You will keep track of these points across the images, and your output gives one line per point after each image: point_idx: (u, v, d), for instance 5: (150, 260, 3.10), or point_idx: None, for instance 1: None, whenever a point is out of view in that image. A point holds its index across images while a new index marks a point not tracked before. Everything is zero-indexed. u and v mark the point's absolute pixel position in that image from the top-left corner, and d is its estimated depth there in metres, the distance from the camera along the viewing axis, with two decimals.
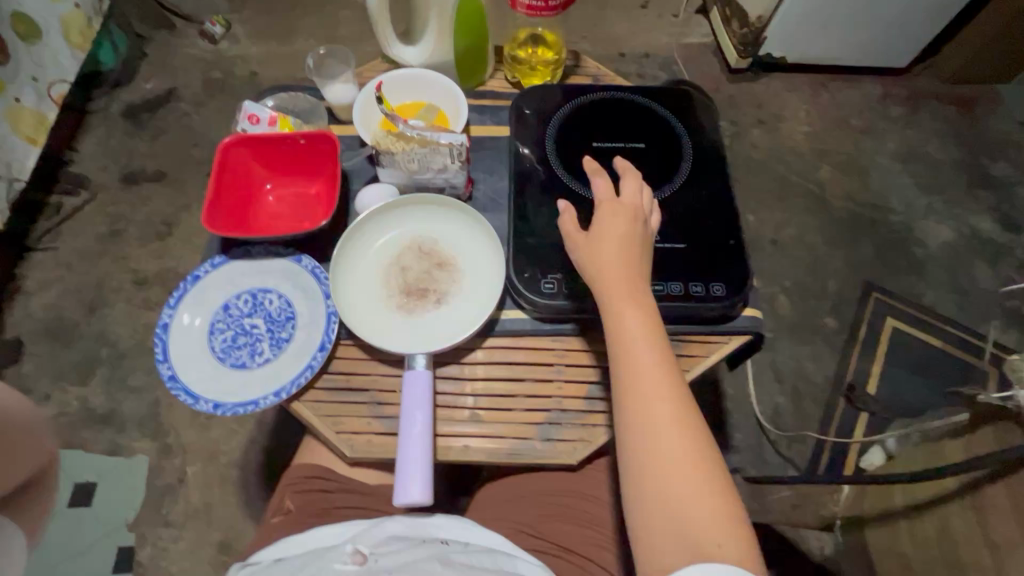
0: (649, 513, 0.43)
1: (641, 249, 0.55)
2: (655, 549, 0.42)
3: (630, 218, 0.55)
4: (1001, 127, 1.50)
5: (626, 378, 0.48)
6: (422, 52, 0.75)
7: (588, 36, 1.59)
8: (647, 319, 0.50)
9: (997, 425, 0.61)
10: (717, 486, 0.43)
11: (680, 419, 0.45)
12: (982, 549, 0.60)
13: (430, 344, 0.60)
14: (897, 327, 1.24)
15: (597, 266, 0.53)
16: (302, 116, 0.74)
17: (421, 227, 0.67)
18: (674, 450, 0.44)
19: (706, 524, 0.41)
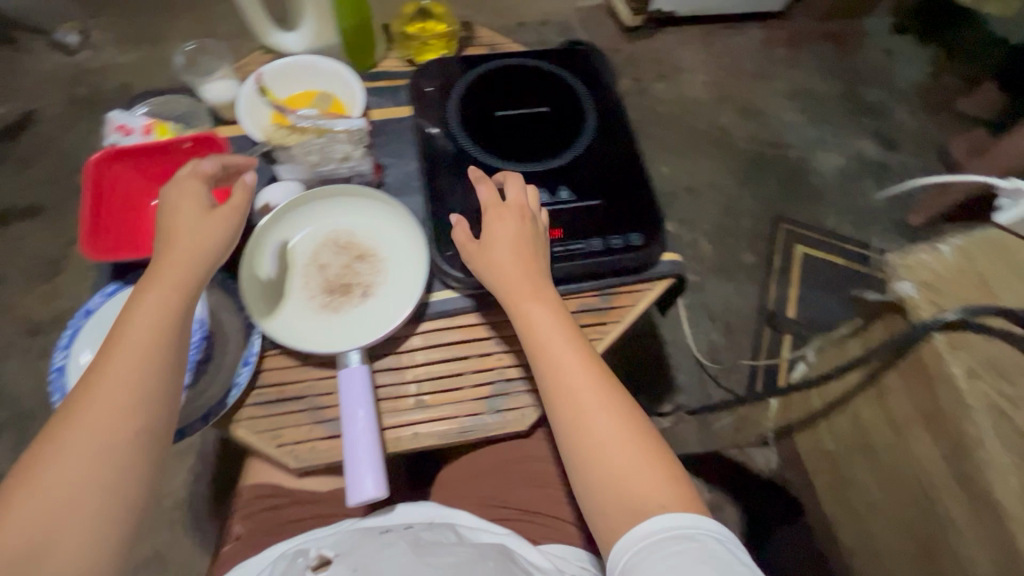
0: (598, 495, 0.45)
1: (534, 248, 0.56)
2: (609, 520, 0.44)
3: (518, 218, 0.56)
4: (872, 57, 1.63)
5: (546, 374, 0.50)
6: (304, 38, 0.71)
7: (484, 9, 1.57)
8: (551, 313, 0.52)
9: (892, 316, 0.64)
10: (651, 446, 0.46)
11: (604, 398, 0.47)
12: (886, 429, 0.66)
13: (361, 337, 0.58)
14: (806, 252, 1.34)
15: (498, 276, 0.54)
16: (183, 121, 0.68)
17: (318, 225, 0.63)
18: (605, 426, 0.46)
19: (647, 487, 0.44)
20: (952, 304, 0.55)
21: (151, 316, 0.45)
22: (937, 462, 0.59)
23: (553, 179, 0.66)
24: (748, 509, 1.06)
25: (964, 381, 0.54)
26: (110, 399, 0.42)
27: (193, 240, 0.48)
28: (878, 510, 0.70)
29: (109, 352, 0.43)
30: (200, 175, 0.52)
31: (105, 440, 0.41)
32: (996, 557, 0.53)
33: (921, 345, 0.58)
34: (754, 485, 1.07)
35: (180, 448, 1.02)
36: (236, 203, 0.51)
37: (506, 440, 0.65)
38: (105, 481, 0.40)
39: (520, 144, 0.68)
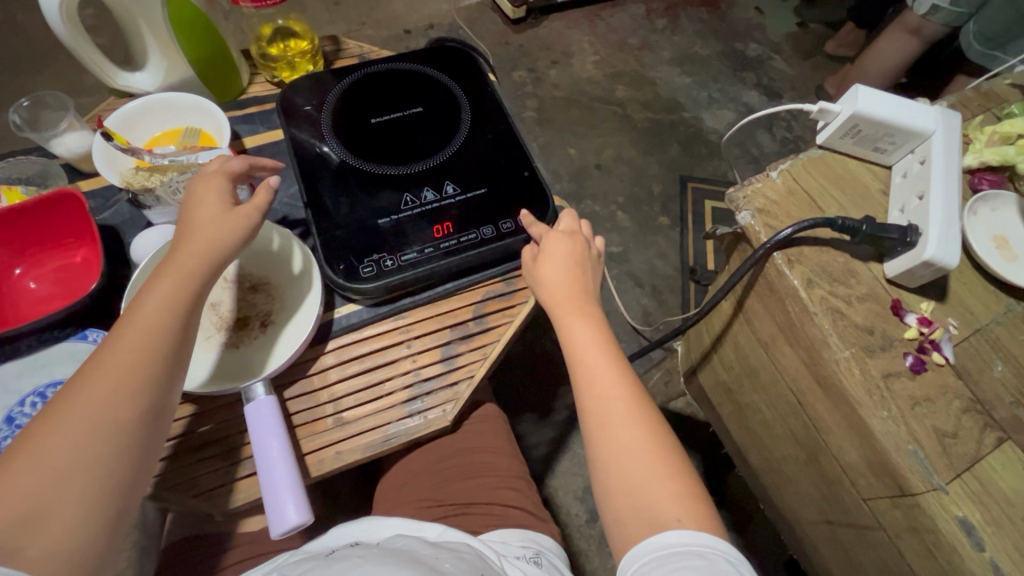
0: (615, 504, 0.47)
1: (585, 269, 0.60)
2: (623, 526, 0.46)
3: (572, 240, 0.62)
4: (744, 15, 1.73)
5: (583, 380, 0.53)
6: (154, 75, 0.68)
7: (368, 22, 1.56)
8: (595, 328, 0.55)
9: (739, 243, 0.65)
10: (671, 460, 0.48)
11: (633, 412, 0.50)
12: (757, 349, 0.69)
13: (265, 367, 0.57)
14: (714, 206, 1.42)
15: (548, 291, 0.59)
16: (35, 181, 0.64)
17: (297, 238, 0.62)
18: (631, 439, 0.49)
19: (667, 501, 0.46)
20: (785, 223, 0.58)
21: (161, 304, 0.45)
22: (799, 368, 0.61)
23: (437, 174, 0.67)
24: (700, 456, 1.11)
25: (805, 290, 0.55)
26: (118, 379, 0.42)
27: (207, 236, 0.48)
28: (767, 425, 0.74)
29: (120, 330, 0.44)
30: (225, 173, 0.52)
31: (109, 418, 0.41)
32: (858, 444, 0.56)
33: (765, 265, 0.59)
34: (702, 433, 1.13)
35: None
36: (255, 205, 0.51)
37: (434, 440, 0.66)
38: (106, 458, 0.41)
39: (400, 146, 0.68)
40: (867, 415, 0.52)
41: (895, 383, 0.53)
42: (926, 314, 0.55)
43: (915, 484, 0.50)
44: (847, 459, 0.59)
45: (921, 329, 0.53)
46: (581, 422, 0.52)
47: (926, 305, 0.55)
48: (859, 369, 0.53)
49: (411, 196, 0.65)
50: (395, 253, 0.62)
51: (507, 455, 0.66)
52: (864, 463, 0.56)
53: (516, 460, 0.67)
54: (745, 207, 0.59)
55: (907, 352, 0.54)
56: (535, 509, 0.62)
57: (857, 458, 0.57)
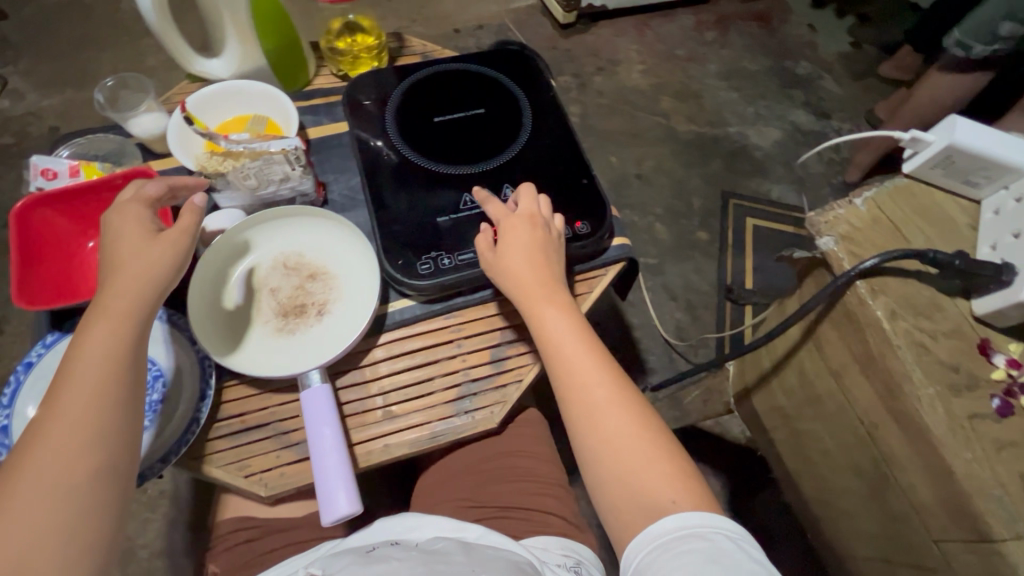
0: (611, 493, 0.47)
1: (552, 251, 0.59)
2: (621, 514, 0.47)
3: (532, 226, 0.59)
4: (796, 32, 1.70)
5: (562, 374, 0.52)
6: (230, 63, 0.69)
7: (417, 19, 1.58)
8: (567, 316, 0.55)
9: (815, 271, 0.65)
10: (661, 445, 0.49)
11: (615, 400, 0.50)
12: (829, 378, 0.68)
13: (320, 356, 0.57)
14: (756, 224, 1.40)
15: (515, 281, 0.57)
16: (111, 159, 0.66)
17: (265, 243, 0.62)
18: (619, 427, 0.49)
19: (659, 485, 0.46)
20: (868, 251, 0.57)
21: (98, 348, 0.44)
22: (873, 400, 0.60)
23: (497, 177, 0.67)
24: (729, 477, 1.09)
25: (888, 322, 0.55)
26: (63, 430, 0.42)
27: (140, 270, 0.47)
28: (825, 455, 0.73)
29: (60, 385, 0.43)
30: (142, 200, 0.51)
31: (61, 483, 0.41)
32: (933, 481, 0.55)
33: (845, 293, 0.59)
34: (731, 453, 1.11)
35: (152, 498, 0.99)
36: (181, 228, 0.50)
37: (478, 440, 0.66)
38: (67, 524, 0.40)
39: (460, 146, 0.68)
40: (947, 453, 0.51)
41: (980, 425, 0.51)
42: (1015, 356, 0.53)
43: (995, 530, 0.49)
44: (917, 497, 0.59)
45: (1009, 371, 0.52)
46: (564, 417, 0.52)
47: (1015, 346, 0.53)
48: (943, 408, 0.52)
49: (471, 197, 0.65)
50: (453, 252, 0.62)
51: (549, 462, 0.66)
52: (938, 501, 0.55)
53: (558, 467, 0.67)
54: (825, 232, 0.59)
55: (994, 394, 0.52)
56: (577, 519, 0.61)
57: (931, 497, 0.56)
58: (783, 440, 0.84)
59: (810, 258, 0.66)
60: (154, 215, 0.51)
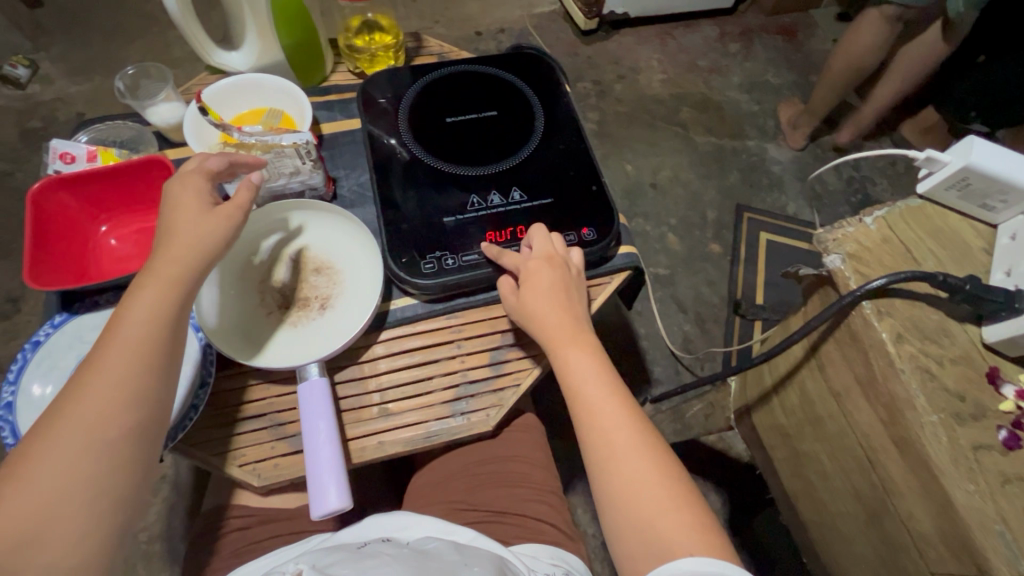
0: (626, 537, 0.46)
1: (575, 291, 0.60)
2: (635, 559, 0.45)
3: (552, 266, 0.59)
4: (822, 46, 1.68)
5: (587, 416, 0.52)
6: (248, 56, 0.70)
7: (440, 20, 1.59)
8: (590, 357, 0.55)
9: (821, 289, 0.64)
10: (679, 489, 0.47)
11: (636, 441, 0.49)
12: (830, 401, 0.66)
13: (319, 349, 0.58)
14: (770, 239, 1.38)
15: (540, 326, 0.57)
16: (128, 146, 0.68)
17: (281, 231, 0.63)
18: (638, 467, 0.48)
19: (674, 534, 0.44)
20: (879, 272, 0.56)
21: (149, 311, 0.46)
22: (875, 425, 0.59)
23: (505, 180, 0.67)
24: (729, 494, 1.08)
25: (893, 345, 0.53)
26: (107, 387, 0.43)
27: (194, 242, 0.48)
28: (829, 478, 0.71)
29: (108, 342, 0.44)
30: (203, 172, 0.52)
31: (99, 435, 0.42)
32: (932, 511, 0.53)
33: (850, 312, 0.57)
34: (732, 470, 1.10)
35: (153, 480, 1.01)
36: (238, 204, 0.51)
37: (473, 443, 0.66)
38: (95, 480, 0.41)
39: (471, 147, 0.68)
40: (950, 485, 0.49)
41: (985, 457, 0.50)
42: None
43: (997, 567, 0.47)
44: (917, 528, 0.57)
45: (1019, 403, 0.50)
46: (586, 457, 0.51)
47: None
48: (947, 437, 0.50)
49: (478, 198, 0.65)
50: (456, 253, 0.62)
51: (543, 468, 0.66)
52: (938, 534, 0.54)
53: (552, 474, 0.66)
54: (835, 250, 0.58)
55: (1001, 426, 0.51)
56: (568, 529, 0.61)
57: (931, 529, 0.55)
58: (781, 460, 0.82)
59: (815, 277, 0.65)
60: (211, 188, 0.53)
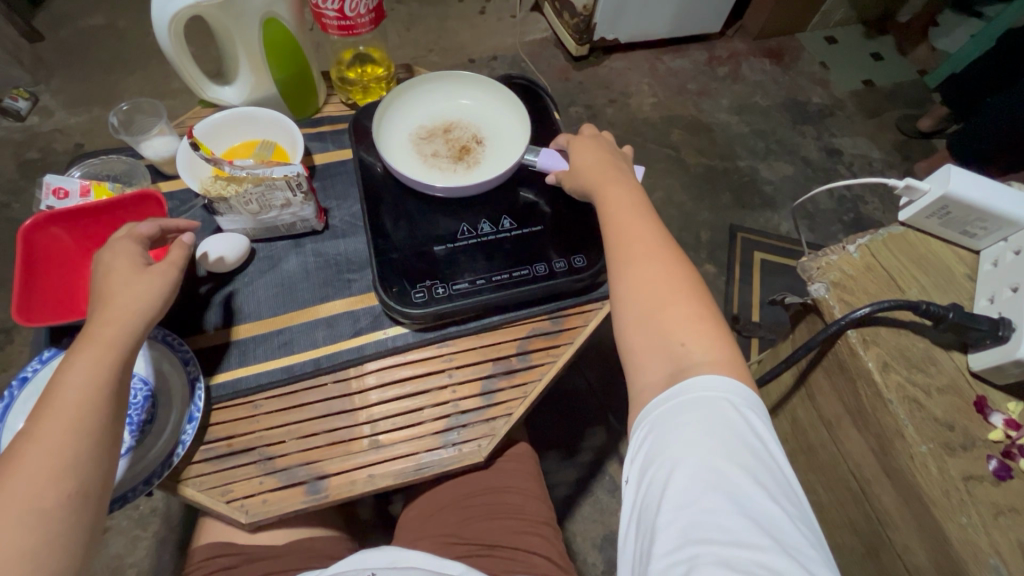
0: (634, 329, 0.49)
1: (614, 157, 0.62)
2: (639, 355, 0.48)
3: (596, 143, 0.64)
4: (810, 69, 1.71)
5: (609, 230, 0.55)
6: (241, 90, 0.71)
7: (434, 49, 1.62)
8: (632, 196, 0.58)
9: (809, 315, 0.64)
10: (694, 297, 0.50)
11: (669, 261, 0.52)
12: (821, 425, 0.67)
13: (516, 149, 0.67)
14: (764, 258, 1.38)
15: (583, 176, 0.61)
16: (122, 179, 0.68)
17: (401, 125, 0.70)
18: (658, 273, 0.51)
19: (683, 330, 0.47)
20: (862, 299, 0.57)
21: (84, 375, 0.45)
22: (865, 451, 0.59)
23: (495, 209, 0.67)
24: None
25: (880, 374, 0.54)
26: (40, 458, 0.42)
27: (128, 299, 0.49)
28: (821, 503, 0.70)
29: (44, 411, 0.44)
30: (133, 235, 0.53)
31: (33, 506, 0.41)
32: (926, 539, 0.53)
33: (838, 341, 0.58)
34: None
35: (144, 514, 0.99)
36: (171, 261, 0.53)
37: (466, 473, 0.65)
38: (28, 558, 0.40)
39: None
40: (942, 516, 0.49)
41: (976, 488, 0.50)
42: (1014, 416, 0.51)
43: None
44: (911, 558, 0.56)
45: (1008, 432, 0.50)
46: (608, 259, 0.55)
47: (1014, 406, 0.52)
48: (937, 468, 0.50)
49: (468, 227, 0.66)
50: (447, 282, 0.62)
51: (534, 498, 0.65)
52: (932, 560, 0.53)
53: (543, 504, 0.65)
54: (816, 280, 0.59)
55: (990, 456, 0.51)
56: (561, 561, 0.60)
57: (926, 560, 0.54)
58: None
59: (803, 302, 0.66)
60: (144, 250, 0.53)
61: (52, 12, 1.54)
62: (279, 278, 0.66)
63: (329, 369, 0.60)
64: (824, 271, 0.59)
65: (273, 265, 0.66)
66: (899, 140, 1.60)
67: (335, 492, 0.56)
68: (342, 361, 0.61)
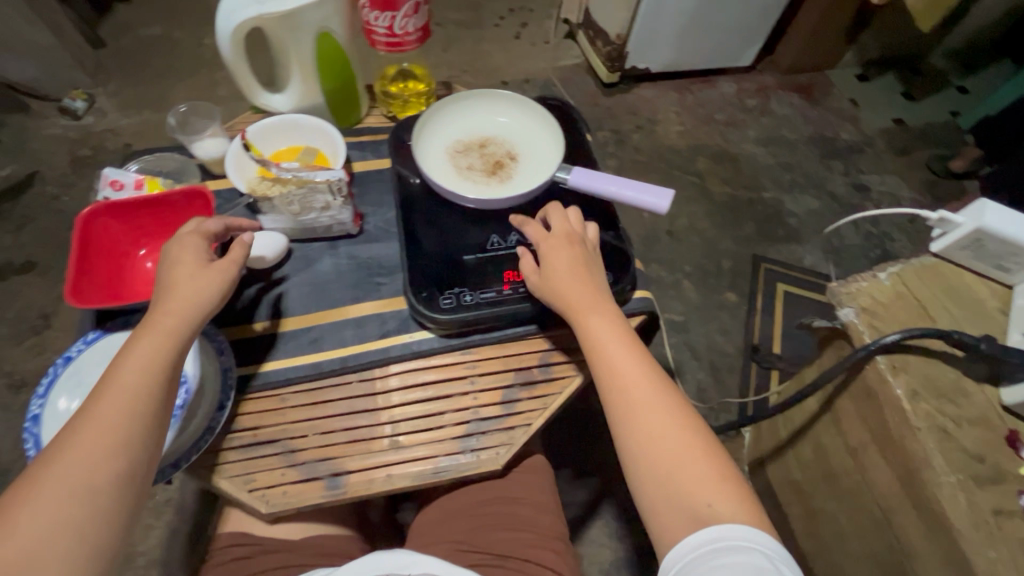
0: (650, 492, 0.48)
1: (593, 263, 0.61)
2: (661, 520, 0.46)
3: (569, 244, 0.60)
4: (839, 105, 1.72)
5: (604, 371, 0.54)
6: (290, 98, 0.75)
7: (468, 69, 1.68)
8: (614, 325, 0.56)
9: (836, 341, 0.64)
10: (701, 442, 0.49)
11: (670, 403, 0.51)
12: (845, 455, 0.66)
13: (550, 164, 0.70)
14: (787, 290, 1.37)
15: (562, 299, 0.58)
16: (173, 176, 0.72)
17: (436, 140, 0.72)
18: (661, 425, 0.50)
19: (699, 486, 0.46)
20: (890, 326, 0.57)
21: (143, 360, 0.48)
22: (892, 484, 0.58)
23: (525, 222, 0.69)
24: None
25: (909, 402, 0.53)
26: (96, 436, 0.44)
27: (189, 292, 0.51)
28: (844, 537, 0.69)
29: (104, 391, 0.46)
30: (200, 233, 0.56)
31: (84, 481, 0.43)
32: None
33: (866, 367, 0.58)
34: None
35: (158, 504, 1.01)
36: (232, 260, 0.55)
37: (481, 481, 0.66)
38: (77, 530, 0.41)
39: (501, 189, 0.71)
40: (971, 552, 0.48)
41: (1006, 525, 0.49)
42: None
43: None
44: None
45: None
46: (608, 414, 0.53)
47: None
48: (966, 502, 0.50)
49: (497, 238, 0.67)
50: (475, 290, 0.64)
51: (548, 511, 0.65)
52: None
53: (557, 519, 0.65)
54: (845, 304, 0.59)
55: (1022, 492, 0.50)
56: None
57: None
58: (794, 515, 0.80)
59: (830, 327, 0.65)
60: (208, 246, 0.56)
61: (114, 20, 1.64)
62: (312, 278, 0.68)
63: (356, 368, 0.62)
64: (854, 295, 0.59)
65: (308, 265, 0.69)
66: (930, 179, 1.58)
67: (353, 489, 0.57)
68: (368, 361, 0.62)
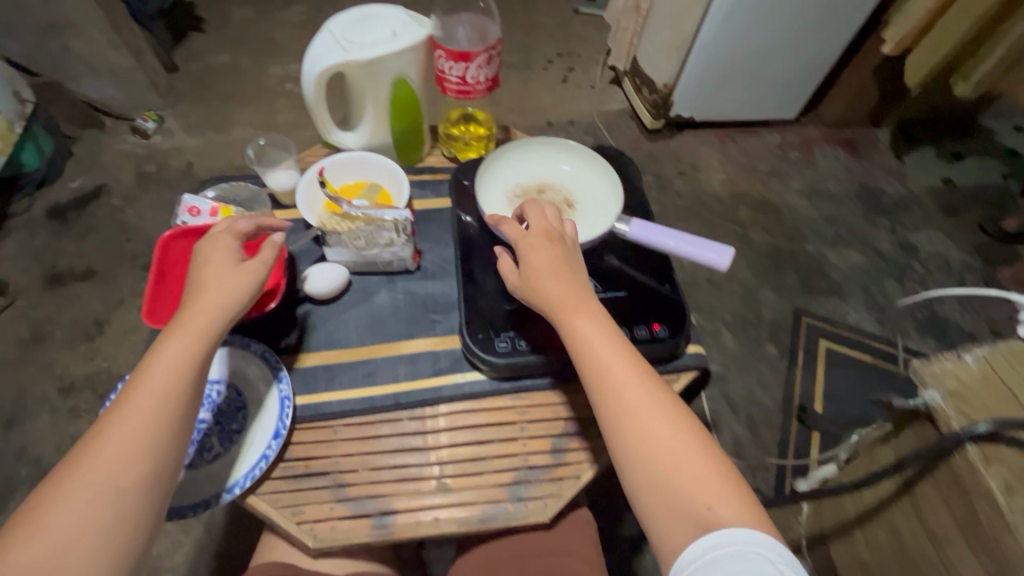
0: (651, 499, 0.46)
1: (575, 259, 0.57)
2: (664, 527, 0.45)
3: (548, 242, 0.56)
4: (886, 161, 1.70)
5: (592, 375, 0.50)
6: (361, 137, 0.78)
7: (515, 109, 1.73)
8: (599, 325, 0.52)
9: (918, 425, 0.68)
10: (700, 442, 0.47)
11: (667, 405, 0.49)
12: (926, 539, 0.70)
13: (609, 213, 0.71)
14: (830, 347, 1.34)
15: (544, 298, 0.54)
16: (245, 205, 0.75)
17: (497, 182, 0.74)
18: (655, 427, 0.48)
19: (700, 490, 0.45)
20: (981, 413, 0.60)
21: (171, 362, 0.48)
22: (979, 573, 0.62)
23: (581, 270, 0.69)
24: None
25: (1004, 496, 0.57)
26: (123, 439, 0.45)
27: (219, 291, 0.52)
28: None
29: (133, 392, 0.47)
30: (232, 232, 0.56)
31: (113, 483, 0.44)
32: None
33: (955, 455, 0.62)
34: None
35: (188, 519, 1.01)
36: (264, 259, 0.55)
37: (524, 530, 0.64)
38: (103, 533, 0.43)
39: None
40: None
41: None
42: None
43: None
44: None
45: None
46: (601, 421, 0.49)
47: None
48: None
49: None
50: (530, 334, 0.64)
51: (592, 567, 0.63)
52: None
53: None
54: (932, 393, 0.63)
55: None
56: None
57: None
58: None
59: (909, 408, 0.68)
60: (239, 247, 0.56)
61: (187, 48, 1.75)
62: (370, 311, 0.69)
63: (408, 406, 0.62)
64: (942, 380, 0.63)
65: (365, 298, 0.70)
66: (981, 242, 1.55)
67: (400, 530, 0.57)
68: (421, 399, 0.63)
